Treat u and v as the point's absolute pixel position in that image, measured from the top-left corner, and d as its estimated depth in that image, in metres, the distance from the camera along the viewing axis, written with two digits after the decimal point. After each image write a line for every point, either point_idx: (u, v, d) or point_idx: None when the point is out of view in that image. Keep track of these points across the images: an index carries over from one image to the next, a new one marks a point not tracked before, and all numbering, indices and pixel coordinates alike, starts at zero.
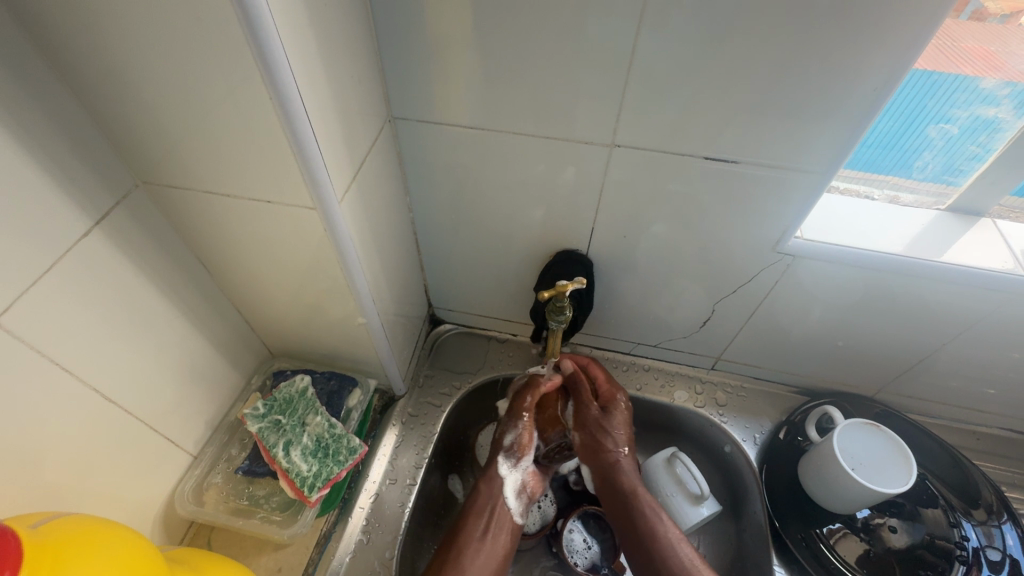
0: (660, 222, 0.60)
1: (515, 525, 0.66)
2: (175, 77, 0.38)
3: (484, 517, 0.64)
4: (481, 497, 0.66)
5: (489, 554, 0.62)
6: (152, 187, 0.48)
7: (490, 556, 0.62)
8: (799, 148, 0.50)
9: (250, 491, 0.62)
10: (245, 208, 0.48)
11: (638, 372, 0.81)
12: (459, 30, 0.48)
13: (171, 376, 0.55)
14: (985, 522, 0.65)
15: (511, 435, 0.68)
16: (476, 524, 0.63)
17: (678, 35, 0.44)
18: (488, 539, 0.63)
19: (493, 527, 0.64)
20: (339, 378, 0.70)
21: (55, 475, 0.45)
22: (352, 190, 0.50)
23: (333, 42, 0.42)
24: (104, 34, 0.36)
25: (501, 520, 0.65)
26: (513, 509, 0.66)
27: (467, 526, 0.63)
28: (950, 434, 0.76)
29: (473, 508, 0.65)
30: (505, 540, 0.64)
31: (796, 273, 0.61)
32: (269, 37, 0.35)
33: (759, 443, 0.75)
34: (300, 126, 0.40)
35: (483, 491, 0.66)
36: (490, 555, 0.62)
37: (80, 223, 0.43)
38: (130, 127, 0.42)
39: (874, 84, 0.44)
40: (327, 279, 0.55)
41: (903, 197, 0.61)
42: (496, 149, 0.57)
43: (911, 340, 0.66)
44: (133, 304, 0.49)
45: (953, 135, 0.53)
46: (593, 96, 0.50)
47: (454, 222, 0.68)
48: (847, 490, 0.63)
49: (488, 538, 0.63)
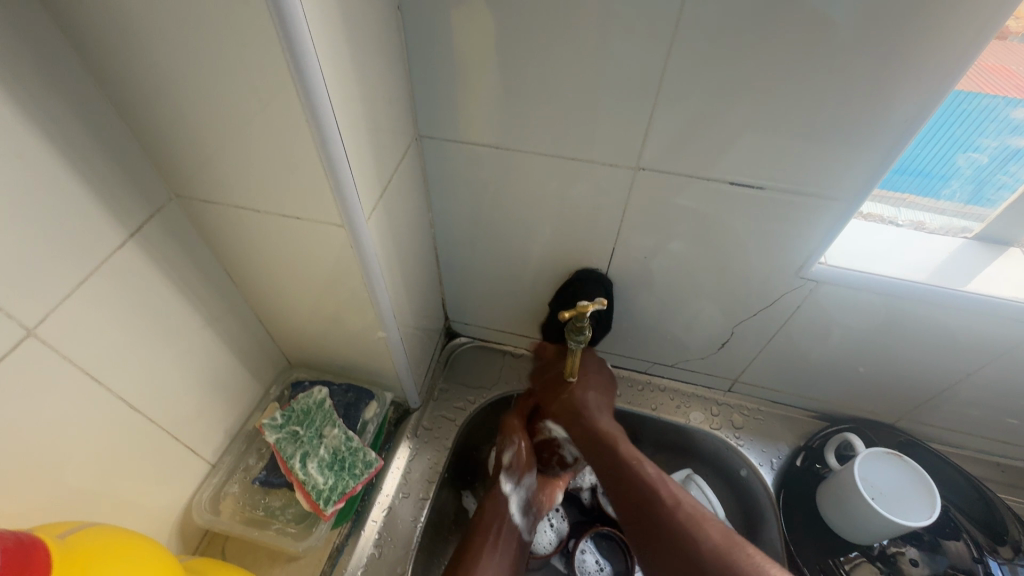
0: (681, 243, 0.60)
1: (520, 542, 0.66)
2: (216, 97, 0.39)
3: (490, 536, 0.64)
4: (487, 515, 0.65)
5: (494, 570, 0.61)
6: (184, 200, 0.49)
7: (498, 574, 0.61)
8: (825, 175, 0.50)
9: (266, 501, 0.63)
10: (274, 223, 0.49)
11: (653, 392, 0.81)
12: (489, 52, 0.48)
13: (193, 384, 0.56)
14: (1012, 560, 0.63)
15: (508, 453, 0.69)
16: (483, 542, 0.63)
17: (706, 63, 0.44)
18: (495, 555, 0.62)
19: (499, 547, 0.63)
20: (356, 391, 0.70)
21: (80, 481, 0.46)
22: (379, 208, 0.51)
23: (367, 62, 0.43)
24: (151, 55, 0.37)
25: (505, 542, 0.64)
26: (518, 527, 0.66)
27: (473, 546, 0.62)
28: (974, 466, 0.75)
29: (478, 526, 0.65)
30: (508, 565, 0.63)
31: (819, 298, 0.61)
32: (310, 61, 0.36)
33: (776, 468, 0.74)
34: (335, 147, 0.41)
35: (488, 508, 0.66)
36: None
37: (115, 234, 0.44)
38: (168, 142, 0.43)
39: (903, 115, 0.44)
40: (349, 293, 0.56)
41: (929, 223, 0.60)
42: (520, 168, 0.57)
43: (934, 369, 0.65)
44: (161, 313, 0.50)
45: (982, 165, 0.52)
46: (619, 119, 0.50)
47: (474, 238, 0.68)
48: (868, 520, 0.62)
49: (495, 557, 0.62)
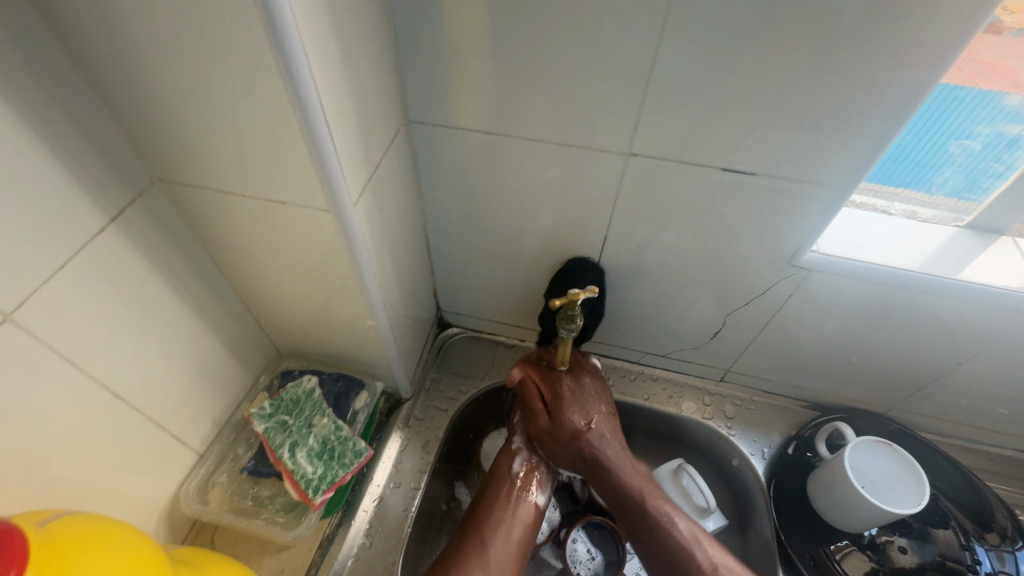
0: (674, 232, 0.60)
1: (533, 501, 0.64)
2: (196, 78, 0.38)
3: (506, 487, 0.64)
4: (501, 468, 0.65)
5: (511, 523, 0.61)
6: (167, 184, 0.48)
7: (512, 529, 0.61)
8: (819, 162, 0.49)
9: (254, 491, 0.62)
10: (259, 209, 0.48)
11: (646, 382, 0.81)
12: (478, 35, 0.47)
13: (179, 373, 0.55)
14: (998, 546, 0.63)
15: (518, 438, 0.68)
16: (498, 495, 0.63)
17: (699, 47, 0.44)
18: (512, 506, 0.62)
19: (516, 496, 0.63)
20: (346, 380, 0.70)
21: (62, 471, 0.45)
22: (367, 194, 0.50)
23: (353, 44, 0.42)
24: (128, 34, 0.36)
25: (522, 491, 0.64)
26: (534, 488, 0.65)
27: (488, 498, 0.63)
28: (963, 454, 0.75)
29: (493, 481, 0.65)
30: (528, 513, 0.62)
31: (811, 287, 0.61)
32: (293, 40, 0.35)
33: (768, 458, 0.74)
34: (320, 130, 0.40)
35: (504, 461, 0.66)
36: (512, 528, 0.60)
37: (95, 219, 0.43)
38: (149, 124, 0.42)
39: (897, 101, 0.44)
40: (338, 281, 0.55)
41: (921, 213, 0.60)
42: (511, 155, 0.57)
43: (925, 358, 0.65)
44: (144, 301, 0.49)
45: (976, 152, 0.52)
46: (611, 105, 0.50)
47: (466, 227, 0.68)
48: (858, 509, 0.62)
49: (511, 509, 0.62)
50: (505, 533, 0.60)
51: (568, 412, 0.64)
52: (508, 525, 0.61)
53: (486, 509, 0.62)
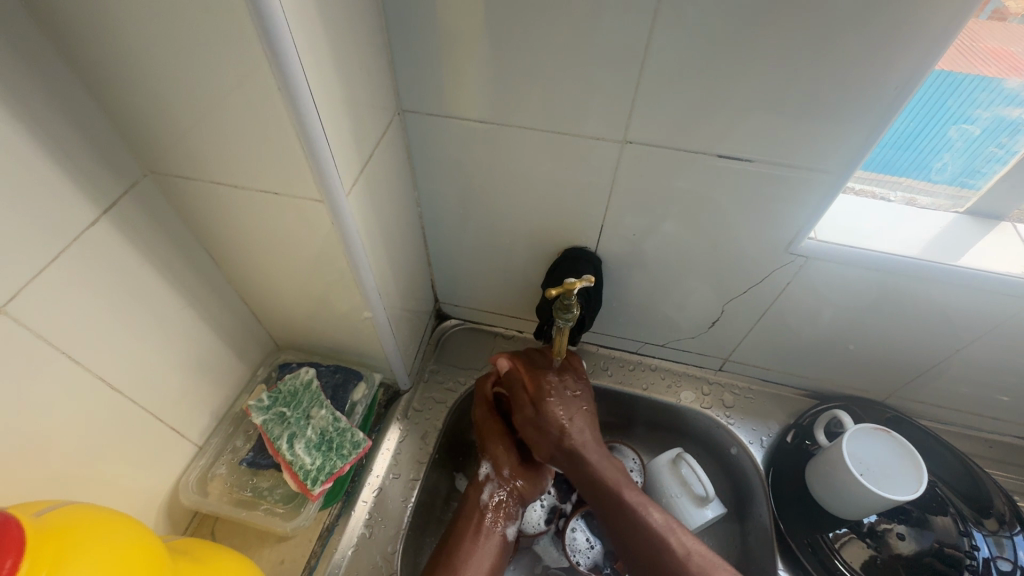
0: (671, 221, 0.59)
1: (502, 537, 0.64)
2: (183, 68, 0.38)
3: (476, 521, 0.64)
4: (471, 500, 0.66)
5: (480, 557, 0.61)
6: (159, 176, 0.48)
7: (483, 560, 0.61)
8: (816, 148, 0.49)
9: (254, 482, 0.63)
10: (252, 200, 0.48)
11: (644, 372, 0.81)
12: (470, 23, 0.47)
13: (175, 366, 0.55)
14: (996, 532, 0.63)
15: (484, 467, 0.67)
16: (467, 527, 0.63)
17: (694, 30, 0.43)
18: (479, 540, 0.62)
19: (486, 528, 0.63)
20: (345, 371, 0.70)
21: (59, 464, 0.45)
22: (360, 184, 0.50)
23: (343, 31, 0.42)
24: (114, 24, 0.36)
25: (492, 524, 0.64)
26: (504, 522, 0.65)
27: (458, 531, 0.63)
28: (962, 441, 0.75)
29: (463, 513, 0.65)
30: (495, 544, 0.63)
31: (809, 275, 0.60)
32: (280, 28, 0.34)
33: (766, 446, 0.74)
34: (310, 120, 0.40)
35: (472, 494, 0.66)
36: (481, 563, 0.60)
37: (87, 211, 0.43)
38: (139, 115, 0.42)
39: (896, 83, 0.43)
40: (334, 272, 0.55)
41: (920, 200, 0.59)
42: (506, 145, 0.56)
43: (923, 345, 0.65)
44: (138, 293, 0.49)
45: (975, 136, 0.51)
46: (605, 92, 0.49)
47: (462, 217, 0.67)
48: (856, 497, 0.62)
49: (479, 542, 0.62)
50: (474, 566, 0.60)
51: (549, 407, 0.66)
52: (477, 559, 0.60)
53: (457, 541, 0.62)
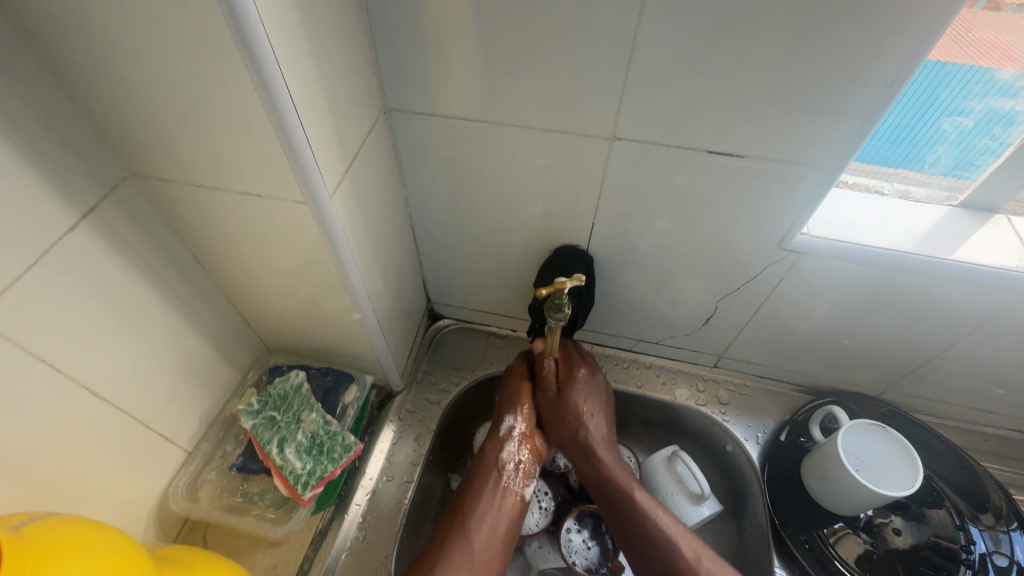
0: (663, 217, 0.59)
1: (518, 501, 0.62)
2: (159, 68, 0.37)
3: (495, 481, 0.63)
4: (489, 457, 0.64)
5: (494, 518, 0.60)
6: (141, 180, 0.47)
7: (497, 523, 0.60)
8: (807, 142, 0.48)
9: (244, 488, 0.62)
10: (235, 202, 0.47)
11: (639, 370, 0.80)
12: (455, 19, 0.46)
13: (162, 372, 0.55)
14: (993, 527, 0.63)
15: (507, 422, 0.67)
16: (484, 484, 0.62)
17: (683, 24, 0.42)
18: (495, 500, 0.61)
19: (503, 487, 0.62)
20: (335, 374, 0.69)
21: (44, 473, 0.45)
22: (345, 184, 0.49)
23: (323, 29, 0.41)
24: (88, 25, 0.35)
25: (509, 483, 0.63)
26: (518, 484, 0.64)
27: (475, 490, 0.61)
28: (959, 435, 0.75)
29: (479, 470, 0.64)
30: (512, 507, 0.62)
31: (803, 270, 0.60)
32: (256, 28, 0.33)
33: (762, 443, 0.74)
34: (290, 120, 0.39)
35: (490, 450, 0.65)
36: (497, 524, 0.59)
37: (66, 217, 0.42)
38: (117, 118, 0.41)
39: (887, 74, 0.42)
40: (321, 274, 0.54)
41: (914, 193, 0.59)
42: (494, 144, 0.56)
43: (918, 340, 0.64)
44: (121, 299, 0.48)
45: (968, 129, 0.51)
46: (594, 89, 0.48)
47: (452, 216, 0.66)
48: (854, 493, 0.62)
49: (495, 502, 0.61)
50: (490, 528, 0.59)
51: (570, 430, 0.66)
52: (493, 521, 0.59)
53: (475, 502, 0.60)
